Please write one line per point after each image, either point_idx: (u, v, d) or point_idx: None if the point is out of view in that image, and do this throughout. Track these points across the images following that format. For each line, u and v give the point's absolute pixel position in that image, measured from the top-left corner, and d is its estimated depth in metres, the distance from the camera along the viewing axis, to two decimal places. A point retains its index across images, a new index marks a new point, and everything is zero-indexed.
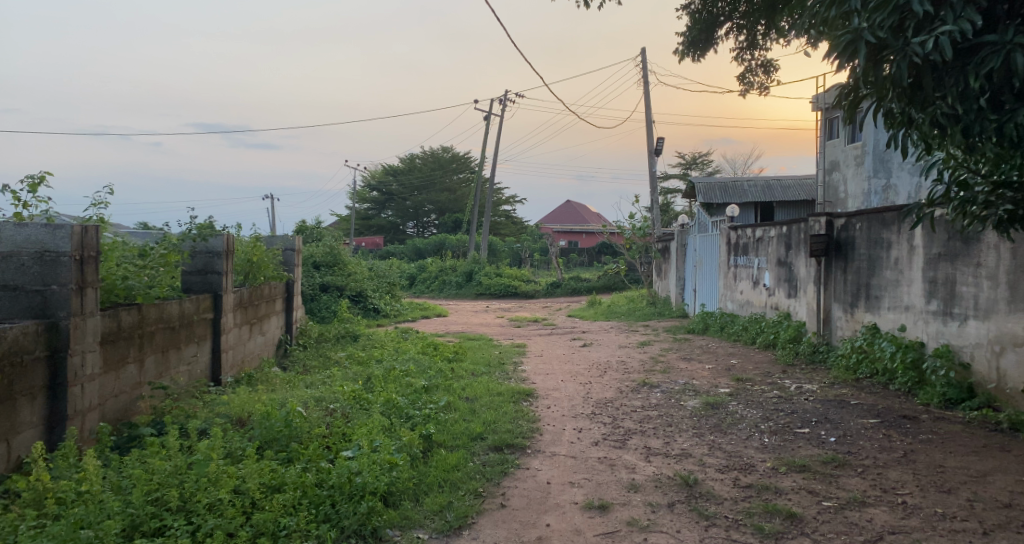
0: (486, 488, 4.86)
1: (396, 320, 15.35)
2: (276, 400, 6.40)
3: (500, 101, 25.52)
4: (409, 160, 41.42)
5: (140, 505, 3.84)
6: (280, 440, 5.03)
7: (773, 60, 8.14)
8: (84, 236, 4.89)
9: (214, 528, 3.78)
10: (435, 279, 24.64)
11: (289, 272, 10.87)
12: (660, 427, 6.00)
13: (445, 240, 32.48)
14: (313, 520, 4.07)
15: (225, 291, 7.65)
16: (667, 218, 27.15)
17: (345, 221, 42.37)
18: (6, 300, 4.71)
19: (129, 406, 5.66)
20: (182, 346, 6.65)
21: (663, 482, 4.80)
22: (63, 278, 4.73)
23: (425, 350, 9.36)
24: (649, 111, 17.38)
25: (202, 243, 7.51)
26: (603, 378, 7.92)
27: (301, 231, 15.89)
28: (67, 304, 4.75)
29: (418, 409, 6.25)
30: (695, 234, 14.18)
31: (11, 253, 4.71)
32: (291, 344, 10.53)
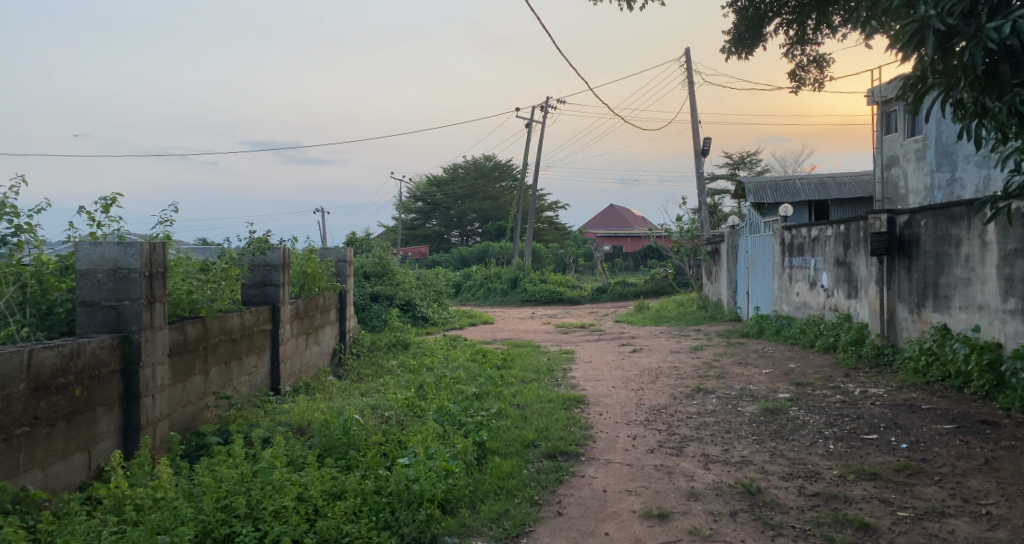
0: (542, 495, 4.82)
1: (445, 327, 15.36)
2: (334, 408, 6.47)
3: (543, 107, 25.51)
4: (452, 170, 41.67)
5: (210, 512, 3.88)
6: (338, 448, 5.09)
7: (826, 55, 7.94)
8: (152, 253, 5.03)
9: (280, 534, 3.82)
10: (480, 287, 24.76)
11: (341, 283, 11.01)
12: (718, 434, 5.88)
13: (489, 248, 32.57)
14: (373, 528, 4.09)
15: (282, 303, 7.78)
16: (717, 220, 26.69)
17: (389, 230, 42.80)
18: (84, 316, 4.81)
19: (196, 416, 5.77)
20: (243, 357, 6.76)
21: (723, 490, 4.69)
22: (135, 294, 4.83)
23: (475, 357, 9.37)
24: (696, 111, 17.20)
25: (260, 256, 7.63)
26: (656, 383, 7.81)
27: (350, 242, 16.12)
28: (139, 318, 4.85)
29: (470, 416, 6.26)
30: (747, 235, 13.94)
31: (87, 271, 4.80)
32: (345, 353, 10.66)
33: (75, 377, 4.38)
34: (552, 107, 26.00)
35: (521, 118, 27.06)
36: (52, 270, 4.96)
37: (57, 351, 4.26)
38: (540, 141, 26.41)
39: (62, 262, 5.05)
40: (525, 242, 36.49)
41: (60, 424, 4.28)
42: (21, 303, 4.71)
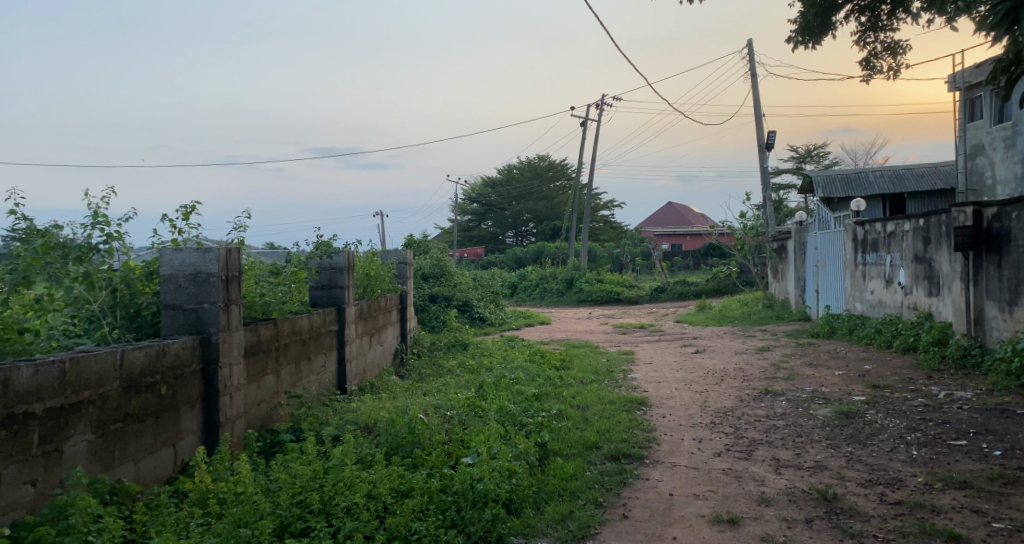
0: (606, 498, 4.75)
1: (502, 327, 15.36)
2: (399, 407, 6.57)
3: (599, 105, 25.34)
4: (506, 170, 41.74)
5: (287, 507, 4.06)
6: (403, 447, 5.17)
7: (901, 42, 7.65)
8: (228, 258, 5.26)
9: (352, 530, 3.91)
10: (536, 287, 24.71)
11: (402, 284, 11.12)
12: (789, 437, 5.70)
13: (545, 248, 32.47)
14: (440, 526, 4.13)
15: (348, 304, 7.97)
16: (783, 215, 25.98)
17: (445, 231, 43.13)
18: (168, 318, 5.09)
19: (269, 413, 5.97)
20: (312, 357, 6.96)
21: (797, 496, 4.53)
22: (212, 297, 5.07)
23: (533, 358, 9.32)
24: (759, 105, 16.83)
25: (326, 259, 7.82)
26: (721, 385, 7.63)
27: (408, 244, 16.29)
28: (216, 321, 5.09)
29: (531, 417, 6.27)
30: (815, 232, 13.56)
31: (170, 275, 5.07)
32: (406, 354, 10.76)
33: (161, 377, 4.62)
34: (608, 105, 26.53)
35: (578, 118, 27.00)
36: (139, 275, 5.23)
37: (145, 351, 4.48)
38: (596, 139, 26.16)
39: (147, 267, 5.32)
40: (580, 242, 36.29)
41: (149, 421, 4.51)
42: (112, 307, 5.01)
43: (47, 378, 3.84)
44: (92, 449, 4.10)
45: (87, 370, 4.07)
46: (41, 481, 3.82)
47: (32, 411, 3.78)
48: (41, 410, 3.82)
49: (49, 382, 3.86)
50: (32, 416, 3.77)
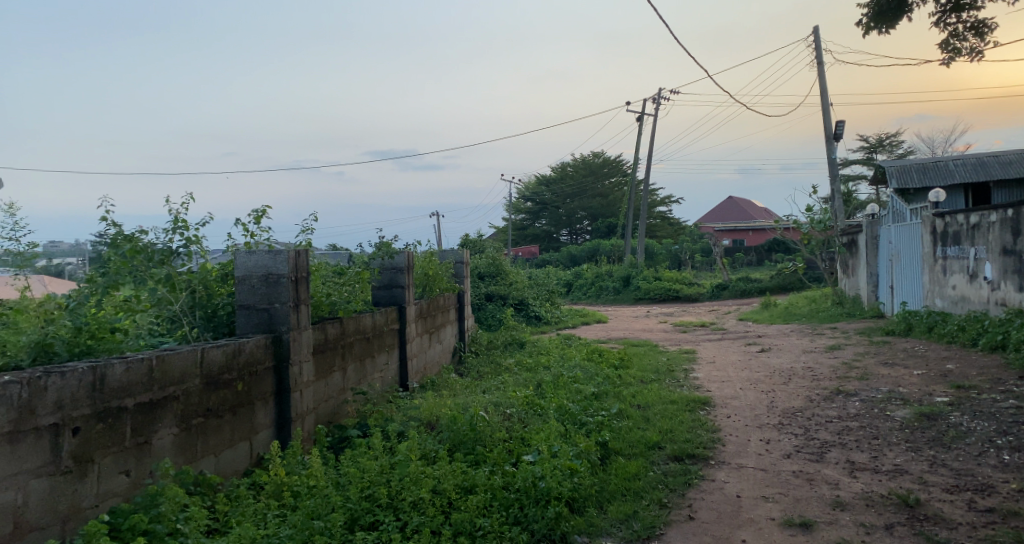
0: (671, 499, 4.80)
1: (559, 326, 15.30)
2: (461, 404, 6.90)
3: (655, 99, 25.02)
4: (560, 168, 41.64)
5: (356, 501, 4.39)
6: (466, 443, 5.57)
7: (985, 21, 7.29)
8: (297, 259, 5.65)
9: (419, 525, 4.23)
10: (592, 285, 24.58)
11: (459, 283, 11.20)
12: (865, 439, 5.48)
13: (600, 246, 32.21)
14: (504, 522, 4.38)
15: (408, 303, 8.45)
16: (853, 207, 25.14)
17: (500, 230, 43.27)
18: (242, 317, 5.51)
19: (338, 409, 6.58)
20: (375, 355, 7.59)
21: (876, 501, 4.34)
22: (283, 298, 5.46)
23: (591, 356, 9.23)
24: (827, 94, 16.33)
25: (387, 260, 8.38)
26: (788, 385, 7.41)
27: (463, 243, 16.39)
28: (287, 320, 5.50)
29: (590, 416, 6.26)
30: (889, 225, 13.10)
31: (244, 276, 5.47)
32: (463, 352, 10.88)
33: (237, 374, 5.01)
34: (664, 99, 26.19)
35: (634, 113, 26.74)
36: (215, 277, 5.65)
37: (223, 350, 4.86)
38: (653, 134, 25.78)
39: (222, 269, 5.73)
40: (637, 239, 35.92)
41: (227, 416, 4.90)
42: (191, 307, 5.45)
43: (137, 374, 4.16)
44: (177, 441, 4.46)
45: (173, 367, 4.42)
46: (134, 471, 4.15)
47: (125, 405, 4.10)
48: (132, 405, 4.14)
49: (139, 378, 4.18)
50: (125, 409, 4.10)
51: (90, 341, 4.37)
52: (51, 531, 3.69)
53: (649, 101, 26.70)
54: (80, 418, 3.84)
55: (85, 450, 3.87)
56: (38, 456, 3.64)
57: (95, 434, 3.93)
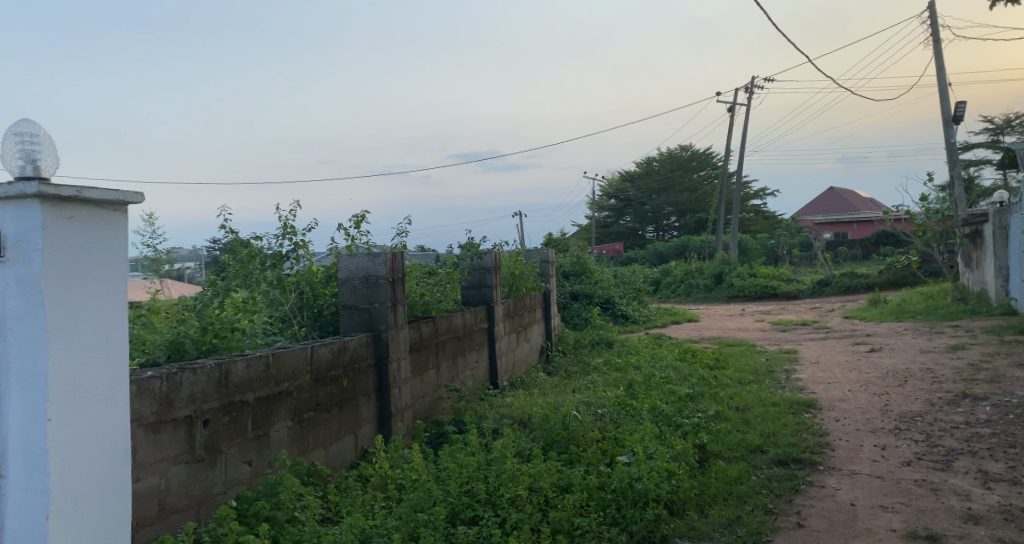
0: (776, 504, 4.57)
1: (647, 324, 15.02)
2: (553, 403, 6.79)
3: (748, 88, 24.26)
4: (646, 163, 41.08)
5: (457, 496, 4.48)
6: (559, 442, 5.51)
7: None
8: (393, 262, 6.03)
9: (518, 521, 4.24)
10: (681, 283, 24.08)
11: (545, 282, 11.13)
12: (998, 448, 5.07)
13: (689, 243, 31.53)
14: (602, 522, 4.29)
15: (496, 303, 8.43)
16: (974, 196, 23.51)
17: (583, 228, 43.03)
18: (346, 317, 5.95)
19: (433, 406, 6.75)
20: (467, 353, 7.62)
21: (1014, 515, 3.99)
22: (381, 298, 5.88)
23: (684, 356, 8.97)
24: (944, 75, 15.37)
25: (476, 260, 8.39)
26: (905, 387, 6.97)
27: (547, 242, 16.33)
28: (386, 319, 5.91)
29: (686, 417, 6.06)
30: (1021, 213, 12.18)
31: (346, 278, 5.90)
32: (551, 351, 10.82)
33: (342, 370, 5.44)
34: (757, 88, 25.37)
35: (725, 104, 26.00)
36: (321, 279, 6.17)
37: (329, 348, 5.28)
38: (745, 125, 25.01)
39: (327, 271, 6.23)
40: (729, 235, 34.92)
41: (335, 411, 5.32)
42: (300, 307, 6.03)
43: (256, 370, 4.55)
44: (291, 434, 4.86)
45: (285, 364, 4.82)
46: (255, 461, 4.54)
47: (246, 399, 4.47)
48: (252, 399, 4.52)
49: (257, 374, 4.57)
50: (246, 404, 4.47)
51: (214, 340, 4.84)
52: (188, 514, 4.02)
53: (740, 92, 25.91)
54: (210, 411, 4.19)
55: (215, 440, 4.23)
56: (177, 445, 3.96)
57: (222, 426, 4.29)
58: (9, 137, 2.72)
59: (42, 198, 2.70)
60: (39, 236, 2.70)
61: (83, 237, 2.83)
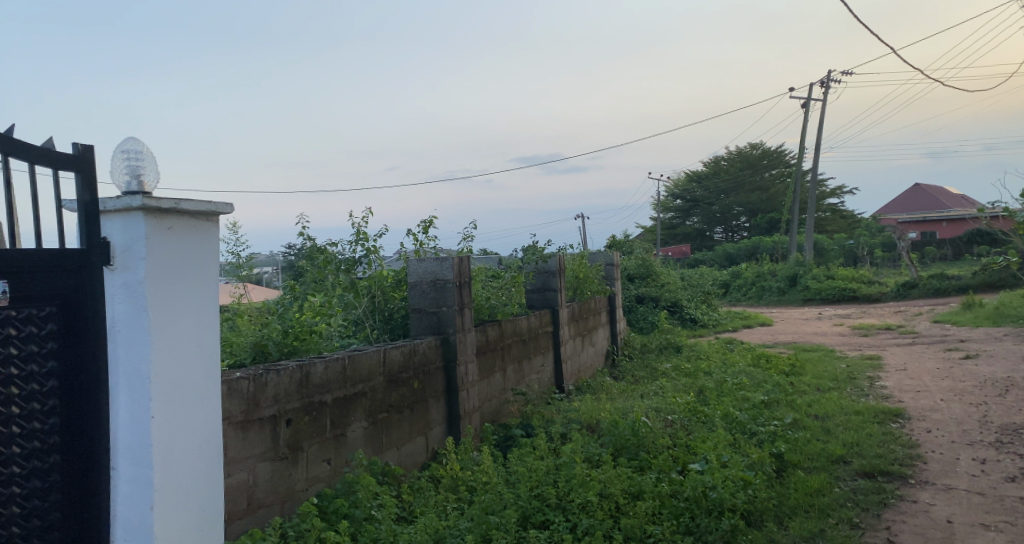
0: (863, 518, 4.32)
1: (716, 329, 14.60)
2: (621, 408, 6.63)
3: (825, 83, 23.43)
4: (715, 162, 40.29)
5: (528, 499, 4.41)
6: (629, 448, 5.35)
7: None
8: (460, 265, 5.98)
9: (590, 527, 4.14)
10: (752, 286, 23.48)
11: (610, 286, 10.93)
12: None
13: (760, 243, 30.74)
14: (676, 531, 4.15)
15: (561, 307, 8.32)
16: None
17: (648, 230, 42.42)
18: (415, 320, 5.94)
19: (499, 409, 6.69)
20: (532, 357, 7.53)
21: None
22: (450, 301, 5.83)
23: (757, 362, 8.66)
24: None
25: (541, 263, 8.28)
26: (1004, 397, 6.53)
27: (612, 244, 16.13)
28: (454, 322, 5.86)
29: (761, 425, 5.83)
30: None
31: (416, 282, 5.92)
32: (616, 356, 10.63)
33: (414, 372, 5.42)
34: (835, 82, 24.47)
35: (800, 100, 25.19)
36: (391, 283, 6.18)
37: (401, 350, 5.26)
38: (822, 121, 24.18)
39: (397, 275, 6.24)
40: (803, 236, 33.86)
41: (407, 412, 5.31)
42: (372, 311, 6.11)
43: (334, 371, 4.57)
44: (367, 434, 4.87)
45: (361, 366, 4.83)
46: (334, 460, 4.57)
47: (325, 400, 4.50)
48: (331, 400, 4.54)
49: (335, 376, 4.58)
50: (325, 405, 4.50)
51: (295, 342, 4.96)
52: (274, 510, 4.09)
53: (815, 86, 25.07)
54: (293, 411, 4.23)
55: (297, 439, 4.27)
56: (263, 443, 4.03)
57: (304, 425, 4.33)
58: (116, 155, 2.93)
59: (146, 209, 2.91)
60: (142, 246, 2.93)
61: (178, 249, 3.06)
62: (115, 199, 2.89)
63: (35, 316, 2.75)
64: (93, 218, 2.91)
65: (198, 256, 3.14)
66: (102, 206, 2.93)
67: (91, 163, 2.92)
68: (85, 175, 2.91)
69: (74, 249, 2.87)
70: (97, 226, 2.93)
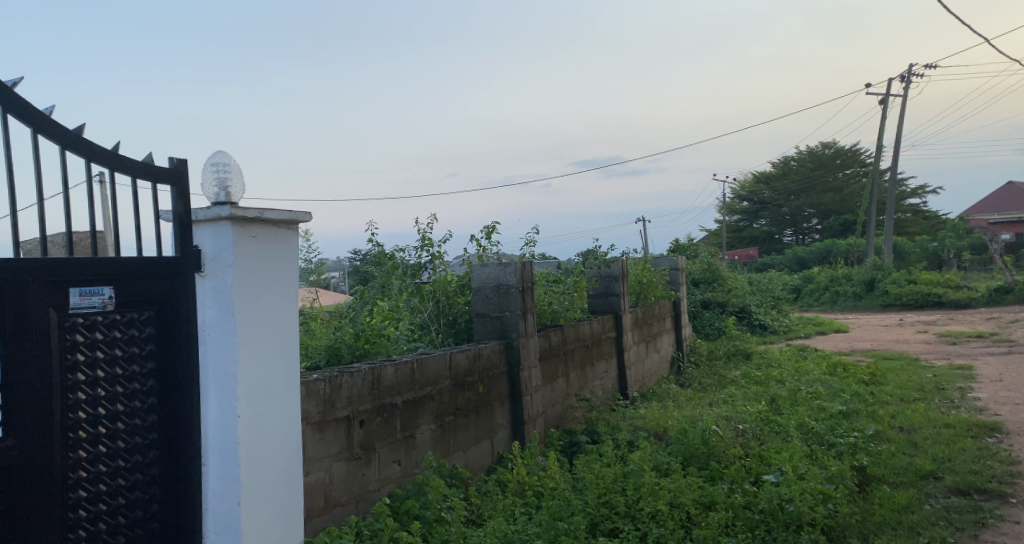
0: (956, 538, 4.04)
1: (787, 335, 14.13)
2: (690, 416, 6.42)
3: (905, 77, 22.50)
4: (784, 163, 39.25)
5: (595, 506, 4.29)
6: (698, 457, 5.15)
7: None
8: (523, 271, 5.88)
9: (660, 537, 4.00)
10: (825, 291, 22.73)
11: (675, 291, 10.69)
12: None
13: (832, 247, 29.77)
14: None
15: (624, 312, 8.12)
16: None
17: (713, 233, 41.62)
18: (479, 325, 5.87)
19: (563, 415, 6.55)
20: (596, 363, 7.36)
21: None
22: (513, 306, 5.73)
23: (833, 370, 8.30)
24: None
25: (604, 268, 8.12)
26: None
27: (677, 247, 15.81)
28: (517, 327, 5.75)
29: (840, 436, 5.55)
30: None
31: (479, 287, 5.83)
32: (681, 362, 10.38)
33: (478, 376, 5.33)
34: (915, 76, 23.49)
35: (876, 96, 24.25)
36: (455, 288, 6.13)
37: (466, 353, 5.18)
38: (901, 117, 23.22)
39: (461, 280, 6.19)
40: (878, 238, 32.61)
41: (472, 415, 5.22)
42: (437, 315, 6.06)
43: (403, 375, 4.51)
44: (435, 436, 4.80)
45: (428, 369, 4.76)
46: (404, 461, 4.51)
47: (395, 402, 4.44)
48: (400, 402, 4.49)
49: (404, 379, 4.52)
50: (395, 407, 4.45)
51: (367, 345, 4.94)
52: (349, 509, 4.06)
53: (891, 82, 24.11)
54: (365, 412, 4.19)
55: (369, 440, 4.23)
56: (338, 443, 4.00)
57: (375, 427, 4.28)
58: (207, 168, 2.98)
59: (233, 219, 2.93)
60: (230, 254, 2.93)
61: (264, 257, 3.05)
62: (205, 210, 2.93)
63: (136, 319, 2.81)
64: (186, 229, 2.95)
65: (283, 265, 3.13)
66: (195, 217, 2.97)
67: (185, 177, 2.98)
68: (180, 189, 2.96)
69: (169, 256, 2.92)
70: (190, 235, 2.97)
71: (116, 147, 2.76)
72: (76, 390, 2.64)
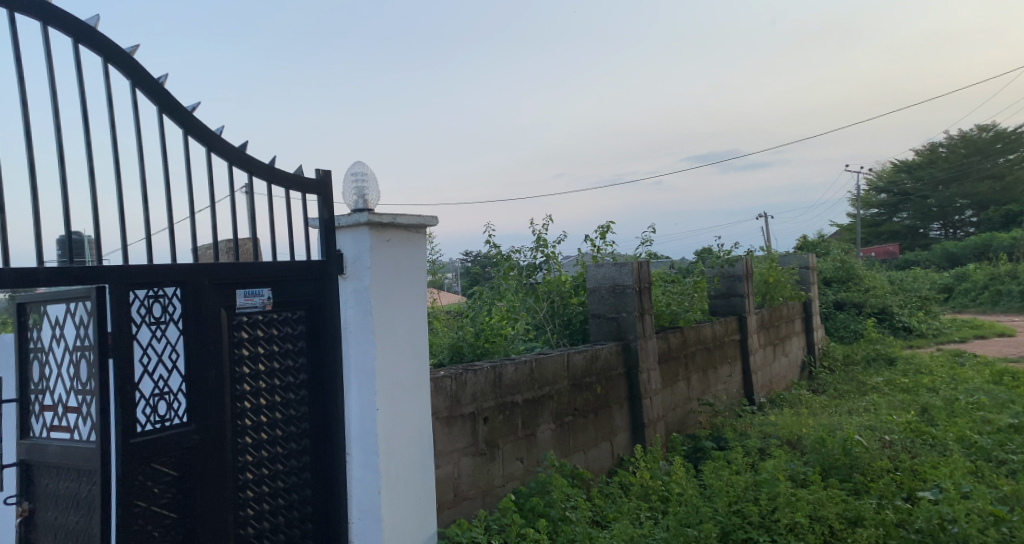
0: None
1: (937, 339, 13.07)
2: (828, 424, 6.00)
3: None
4: (931, 150, 36.54)
5: (726, 514, 4.09)
6: (840, 469, 4.81)
7: None
8: (639, 271, 5.69)
9: None
10: (984, 290, 20.90)
11: (804, 290, 10.13)
12: None
13: (991, 241, 27.37)
14: None
15: (749, 313, 7.74)
16: None
17: (851, 229, 39.31)
18: (595, 325, 5.72)
19: (685, 419, 6.29)
20: (719, 366, 7.05)
21: None
22: (629, 307, 5.55)
23: (999, 380, 7.55)
24: None
25: (727, 268, 7.78)
26: None
27: (805, 245, 15.03)
28: (634, 328, 5.55)
29: (1013, 453, 5.03)
30: None
31: (594, 287, 5.72)
32: (813, 367, 9.81)
33: (596, 377, 5.18)
34: None
35: None
36: (569, 288, 6.01)
37: (583, 354, 5.04)
38: None
39: (576, 281, 6.07)
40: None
41: (591, 416, 5.08)
42: (552, 315, 5.96)
43: (523, 374, 4.44)
44: (555, 436, 4.71)
45: (547, 369, 4.67)
46: (526, 459, 4.44)
47: (516, 400, 4.39)
48: (521, 400, 4.43)
49: (524, 378, 4.45)
50: (516, 405, 4.39)
51: (485, 344, 4.99)
52: (476, 503, 4.04)
53: None
54: (489, 409, 4.16)
55: (493, 436, 4.19)
56: (465, 437, 3.98)
57: (498, 423, 4.24)
58: (347, 177, 3.15)
59: (370, 225, 3.11)
60: (368, 257, 3.11)
61: (396, 259, 3.22)
62: (346, 217, 3.11)
63: (289, 318, 3.04)
64: (330, 232, 3.14)
65: (411, 264, 3.30)
66: (337, 223, 3.16)
67: (330, 187, 3.15)
68: (325, 197, 3.14)
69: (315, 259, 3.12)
70: (333, 239, 3.15)
71: (272, 160, 2.97)
72: (244, 382, 2.87)
